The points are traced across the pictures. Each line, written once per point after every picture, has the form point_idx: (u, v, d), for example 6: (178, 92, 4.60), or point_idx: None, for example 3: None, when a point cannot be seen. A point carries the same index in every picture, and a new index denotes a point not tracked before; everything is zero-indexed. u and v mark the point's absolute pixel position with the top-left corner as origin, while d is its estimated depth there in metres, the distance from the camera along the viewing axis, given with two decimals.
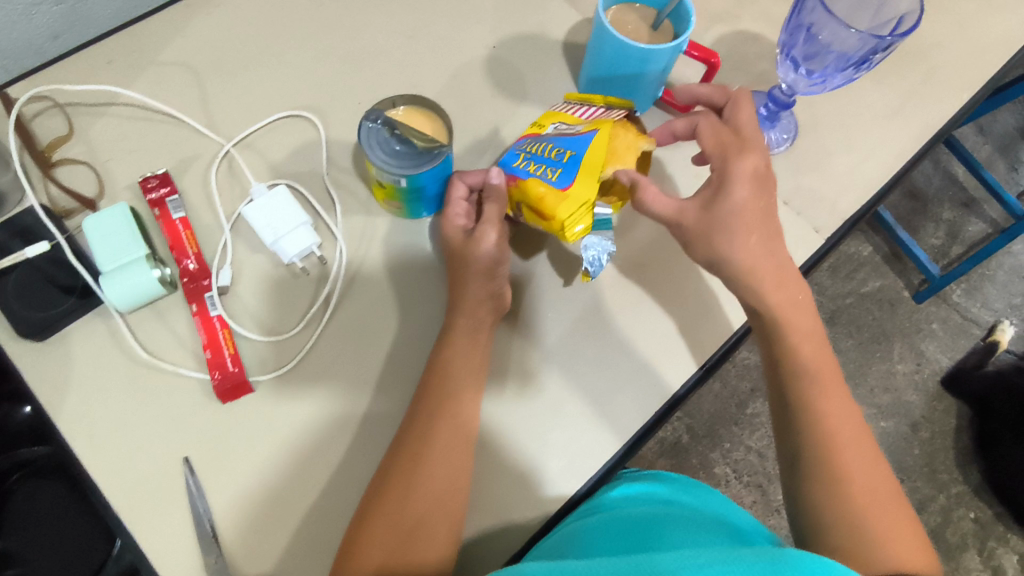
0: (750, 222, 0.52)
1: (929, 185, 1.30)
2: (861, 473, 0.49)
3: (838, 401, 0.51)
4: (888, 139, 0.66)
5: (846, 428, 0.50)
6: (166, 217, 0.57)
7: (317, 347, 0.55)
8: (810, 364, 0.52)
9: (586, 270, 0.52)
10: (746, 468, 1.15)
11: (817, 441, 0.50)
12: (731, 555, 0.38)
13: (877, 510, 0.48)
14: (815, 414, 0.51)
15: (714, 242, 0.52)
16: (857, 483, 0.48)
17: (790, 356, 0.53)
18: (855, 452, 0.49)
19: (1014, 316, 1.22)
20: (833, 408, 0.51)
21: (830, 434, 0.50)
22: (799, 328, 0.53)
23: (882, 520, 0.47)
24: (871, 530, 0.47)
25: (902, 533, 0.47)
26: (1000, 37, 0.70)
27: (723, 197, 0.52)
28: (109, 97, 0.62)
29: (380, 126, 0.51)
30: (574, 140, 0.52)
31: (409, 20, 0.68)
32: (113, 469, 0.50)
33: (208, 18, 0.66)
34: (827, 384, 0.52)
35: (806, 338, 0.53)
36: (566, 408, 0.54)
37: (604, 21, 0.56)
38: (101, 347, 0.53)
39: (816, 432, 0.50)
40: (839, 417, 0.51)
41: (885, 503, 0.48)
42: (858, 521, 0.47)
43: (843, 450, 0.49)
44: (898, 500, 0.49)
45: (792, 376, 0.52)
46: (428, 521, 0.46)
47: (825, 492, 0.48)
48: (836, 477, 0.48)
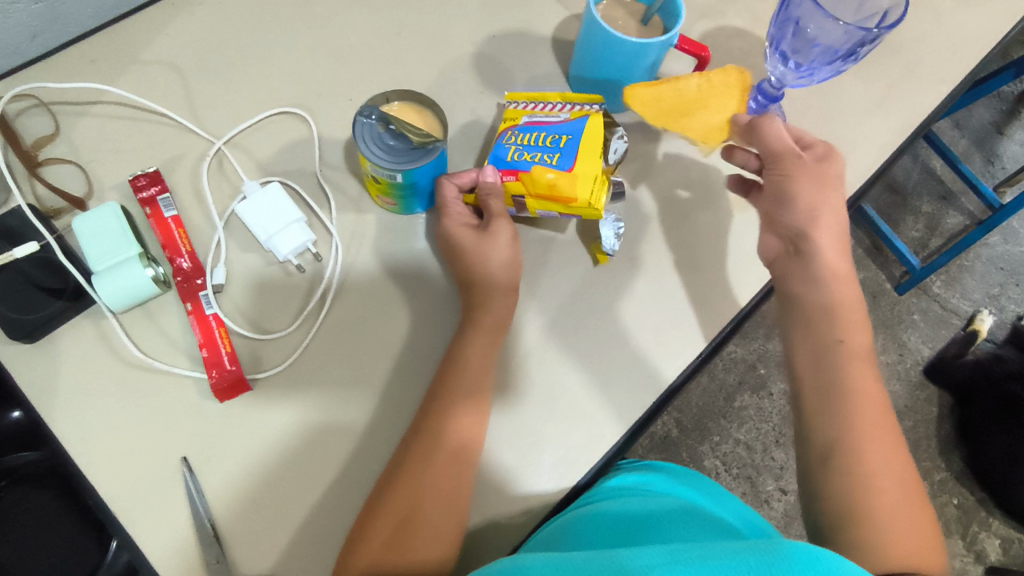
0: (834, 188, 0.56)
1: (908, 179, 1.33)
2: (889, 471, 0.49)
3: (877, 397, 0.52)
4: (870, 133, 0.67)
5: (880, 424, 0.51)
6: (158, 215, 0.56)
7: (314, 344, 0.54)
8: (849, 357, 0.53)
9: (605, 250, 0.58)
10: (734, 460, 1.17)
11: (849, 434, 0.50)
12: (730, 555, 0.38)
13: (898, 505, 0.48)
14: (848, 404, 0.51)
15: (811, 201, 0.56)
16: (882, 480, 0.49)
17: (834, 346, 0.54)
18: (885, 444, 0.50)
19: (992, 306, 1.25)
20: (870, 403, 0.52)
21: (862, 428, 0.50)
22: (845, 315, 0.55)
23: (902, 519, 0.48)
24: (889, 529, 0.47)
25: (919, 536, 0.47)
26: (975, 32, 0.72)
27: (829, 161, 0.57)
28: (95, 96, 0.61)
29: (374, 122, 0.51)
30: (567, 127, 0.54)
31: (396, 17, 0.68)
32: (107, 472, 0.49)
33: (192, 16, 0.66)
34: (864, 375, 0.53)
35: (847, 329, 0.55)
36: (563, 402, 0.54)
37: (593, 16, 0.56)
38: (93, 348, 0.53)
39: (851, 421, 0.51)
40: (876, 412, 0.51)
41: (905, 503, 0.48)
42: (879, 519, 0.47)
43: (872, 441, 0.50)
44: (921, 503, 0.49)
45: (833, 367, 0.53)
46: (431, 515, 0.47)
47: (850, 485, 0.49)
48: (865, 467, 0.49)
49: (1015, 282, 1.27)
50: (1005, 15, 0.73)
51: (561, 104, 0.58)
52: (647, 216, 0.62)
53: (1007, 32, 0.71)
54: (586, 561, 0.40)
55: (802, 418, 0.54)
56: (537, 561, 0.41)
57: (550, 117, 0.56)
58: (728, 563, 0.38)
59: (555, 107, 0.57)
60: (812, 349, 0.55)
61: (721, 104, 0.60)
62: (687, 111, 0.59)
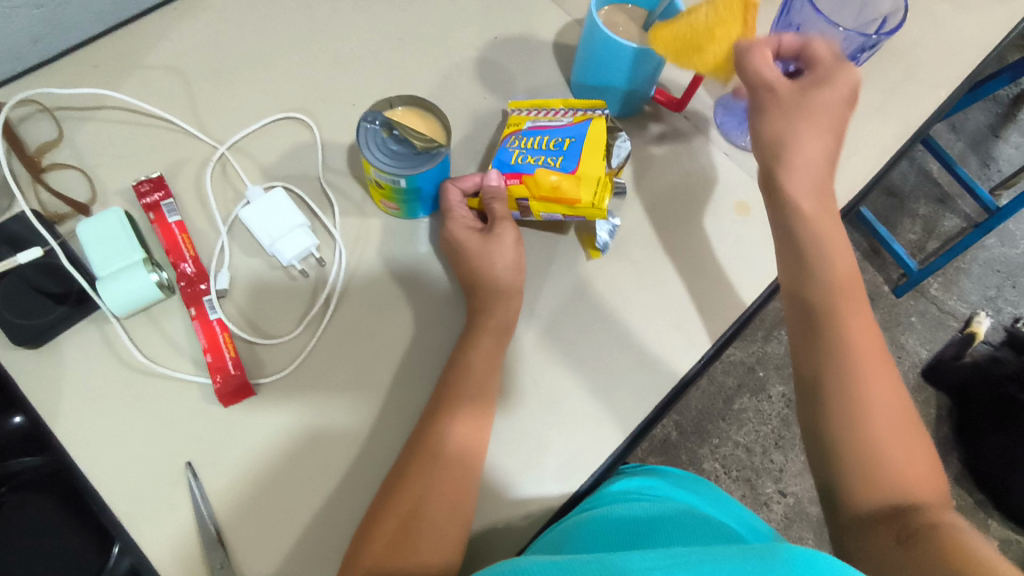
0: (820, 115, 0.54)
1: (905, 182, 1.33)
2: (889, 412, 0.48)
3: (871, 338, 0.51)
4: (869, 136, 0.67)
5: (875, 364, 0.50)
6: (161, 220, 0.56)
7: (317, 349, 0.55)
8: (840, 300, 0.52)
9: (597, 245, 0.59)
10: (733, 462, 1.17)
11: (847, 378, 0.49)
12: (729, 559, 0.38)
13: (890, 428, 0.48)
14: (844, 349, 0.50)
15: (814, 179, 0.54)
16: (877, 408, 0.48)
17: (826, 292, 0.52)
18: (876, 369, 0.50)
19: (989, 308, 1.26)
20: (863, 345, 0.51)
21: (853, 353, 0.50)
22: (834, 260, 0.54)
23: (897, 446, 0.47)
24: (892, 469, 0.47)
25: (922, 471, 0.47)
26: (972, 36, 0.72)
27: (825, 87, 0.54)
28: (98, 102, 0.61)
29: (378, 127, 0.51)
30: (570, 130, 0.54)
31: (398, 22, 0.69)
32: (111, 477, 0.49)
33: (195, 22, 0.66)
34: (858, 315, 0.52)
35: (838, 273, 0.53)
36: (566, 406, 0.55)
37: (595, 21, 0.57)
38: (97, 353, 0.53)
39: (842, 348, 0.50)
40: (871, 354, 0.50)
41: (907, 443, 0.48)
42: (882, 459, 0.47)
43: (864, 367, 0.49)
44: (922, 441, 0.49)
45: (828, 317, 0.52)
46: (436, 518, 0.47)
47: (851, 431, 0.48)
48: (857, 392, 0.49)
49: (1012, 284, 1.27)
50: (1001, 20, 0.73)
51: (562, 111, 0.58)
52: (649, 219, 0.62)
53: (1004, 36, 0.72)
54: (587, 563, 0.40)
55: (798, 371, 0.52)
56: (534, 562, 0.41)
57: (553, 122, 0.56)
58: (726, 567, 0.38)
59: (559, 113, 0.58)
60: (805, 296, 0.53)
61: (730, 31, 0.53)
62: (698, 48, 0.53)
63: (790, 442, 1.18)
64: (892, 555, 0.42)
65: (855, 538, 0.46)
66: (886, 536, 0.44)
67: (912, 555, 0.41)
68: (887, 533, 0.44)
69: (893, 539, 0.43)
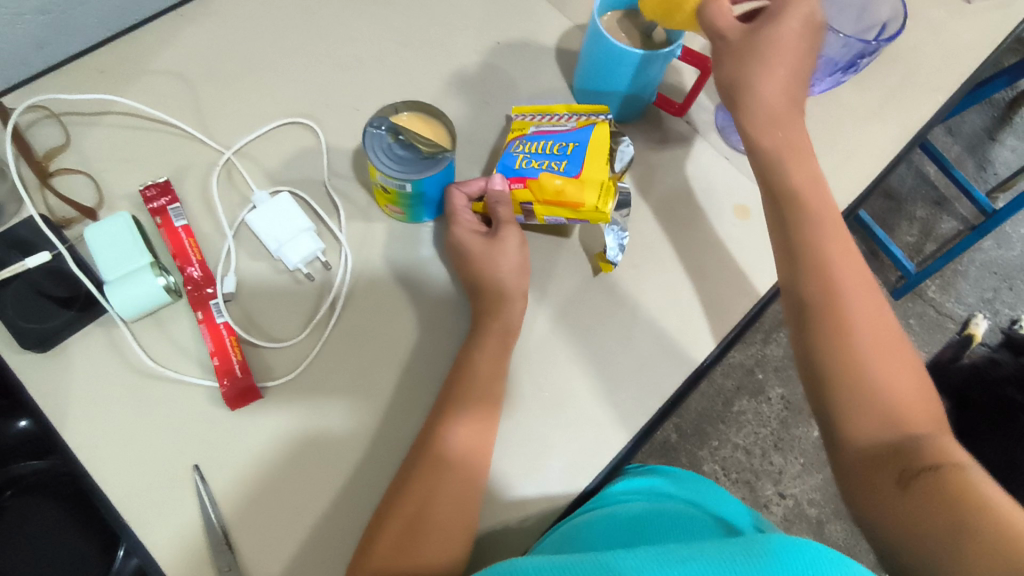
0: (786, 55, 0.52)
1: (902, 185, 1.34)
2: (886, 357, 0.49)
3: (861, 287, 0.51)
4: (869, 140, 0.68)
5: (869, 312, 0.50)
6: (168, 225, 0.57)
7: (323, 353, 0.55)
8: (831, 251, 0.52)
9: (608, 259, 0.58)
10: (733, 464, 1.18)
11: (836, 313, 0.50)
12: (722, 555, 0.39)
13: (881, 355, 0.49)
14: (838, 300, 0.50)
15: (815, 179, 0.55)
16: (866, 336, 0.49)
17: (816, 244, 0.52)
18: (862, 299, 0.51)
19: (986, 310, 1.27)
20: (856, 294, 0.51)
21: (840, 284, 0.51)
22: (822, 214, 0.53)
23: (890, 371, 0.48)
24: (889, 402, 0.47)
25: (922, 410, 0.47)
26: (969, 41, 0.73)
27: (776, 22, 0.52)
28: (104, 107, 0.62)
29: (384, 133, 0.52)
30: (574, 135, 0.55)
31: (401, 28, 0.69)
32: (119, 480, 0.50)
33: (200, 27, 0.66)
34: (844, 249, 0.53)
35: (826, 225, 0.53)
36: (570, 408, 0.55)
37: (598, 27, 0.57)
38: (105, 357, 0.53)
39: (829, 281, 0.51)
40: (864, 302, 0.50)
41: (906, 383, 0.48)
42: (883, 403, 0.47)
43: (850, 297, 0.50)
44: (920, 380, 0.49)
45: (820, 269, 0.51)
46: (441, 519, 0.47)
47: (850, 379, 0.48)
48: (846, 322, 0.49)
49: (1008, 287, 1.28)
50: (997, 25, 0.74)
51: (568, 115, 0.59)
52: (651, 223, 0.63)
53: (1000, 41, 0.73)
54: (582, 562, 0.40)
55: (794, 322, 0.52)
56: (530, 562, 0.42)
57: (556, 127, 0.57)
58: (718, 564, 0.38)
59: (563, 118, 0.58)
60: (795, 250, 0.53)
61: None
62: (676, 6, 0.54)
63: (789, 444, 1.19)
64: (897, 500, 0.43)
65: (857, 483, 0.46)
66: (889, 479, 0.44)
67: (916, 499, 0.42)
68: (890, 477, 0.44)
69: (895, 480, 0.44)
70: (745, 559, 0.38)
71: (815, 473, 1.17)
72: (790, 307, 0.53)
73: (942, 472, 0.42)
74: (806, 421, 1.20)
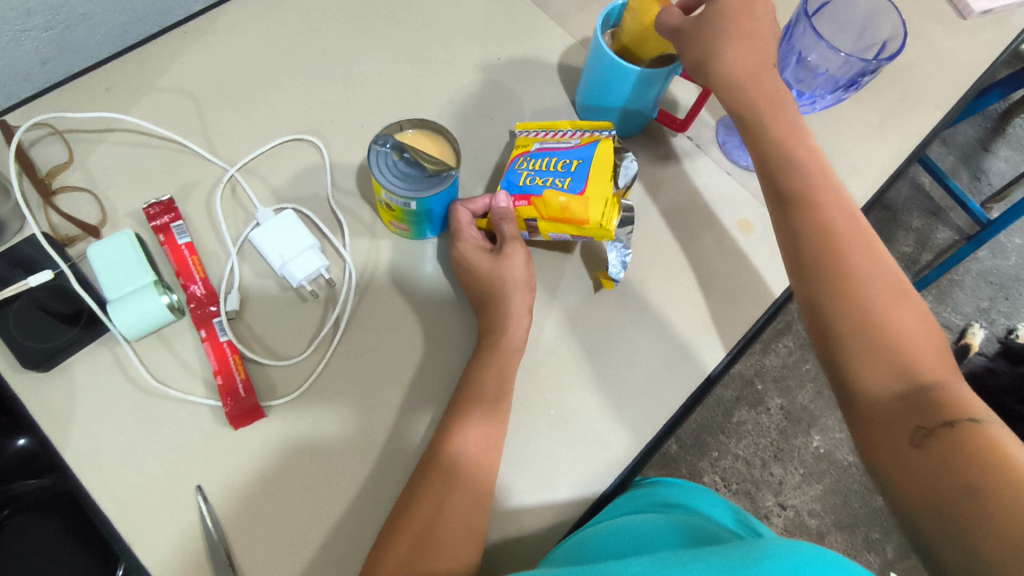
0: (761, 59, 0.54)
1: (898, 197, 1.36)
2: (894, 314, 0.48)
3: (863, 247, 0.51)
4: (869, 155, 0.69)
5: (874, 272, 0.50)
6: (171, 242, 0.56)
7: (327, 370, 0.55)
8: (830, 214, 0.52)
9: (611, 276, 0.59)
10: (733, 476, 1.17)
11: (834, 263, 0.50)
12: (718, 560, 0.37)
13: (886, 303, 0.48)
14: (840, 263, 0.50)
15: (823, 181, 0.54)
16: (868, 285, 0.49)
17: (814, 209, 0.52)
18: (860, 248, 0.51)
19: (983, 320, 1.27)
20: (858, 255, 0.50)
21: (836, 235, 0.51)
22: (818, 182, 0.53)
23: (896, 319, 0.47)
24: (897, 349, 0.46)
25: (938, 364, 0.46)
26: (966, 57, 0.74)
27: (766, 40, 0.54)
28: (108, 124, 0.62)
29: (389, 150, 0.52)
30: (578, 152, 0.55)
31: (406, 45, 0.69)
32: (121, 501, 0.49)
33: (205, 44, 0.67)
34: (840, 204, 0.53)
35: (823, 191, 0.53)
36: (575, 425, 0.55)
37: (601, 44, 0.57)
38: (108, 376, 0.53)
39: (824, 233, 0.51)
40: (867, 262, 0.50)
41: (920, 339, 0.47)
42: (894, 359, 0.46)
43: (848, 247, 0.51)
44: (934, 335, 0.48)
45: (820, 234, 0.51)
46: (448, 537, 0.46)
47: (856, 336, 0.47)
48: (845, 271, 0.50)
49: (1004, 296, 1.29)
50: (994, 41, 0.75)
51: (571, 132, 0.59)
52: (655, 239, 0.63)
53: (996, 57, 0.74)
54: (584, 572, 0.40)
55: (801, 288, 0.52)
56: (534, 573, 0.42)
57: (560, 144, 0.57)
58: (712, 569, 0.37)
59: (567, 135, 0.58)
60: (795, 218, 0.53)
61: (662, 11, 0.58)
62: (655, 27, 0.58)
63: (789, 455, 1.19)
64: (911, 457, 0.41)
65: (872, 445, 0.45)
66: (903, 436, 0.43)
67: (930, 456, 0.40)
68: (903, 433, 0.43)
69: (907, 437, 0.42)
70: (737, 562, 0.37)
71: (814, 484, 1.17)
72: (791, 264, 0.53)
73: (957, 426, 0.40)
74: (805, 432, 1.20)
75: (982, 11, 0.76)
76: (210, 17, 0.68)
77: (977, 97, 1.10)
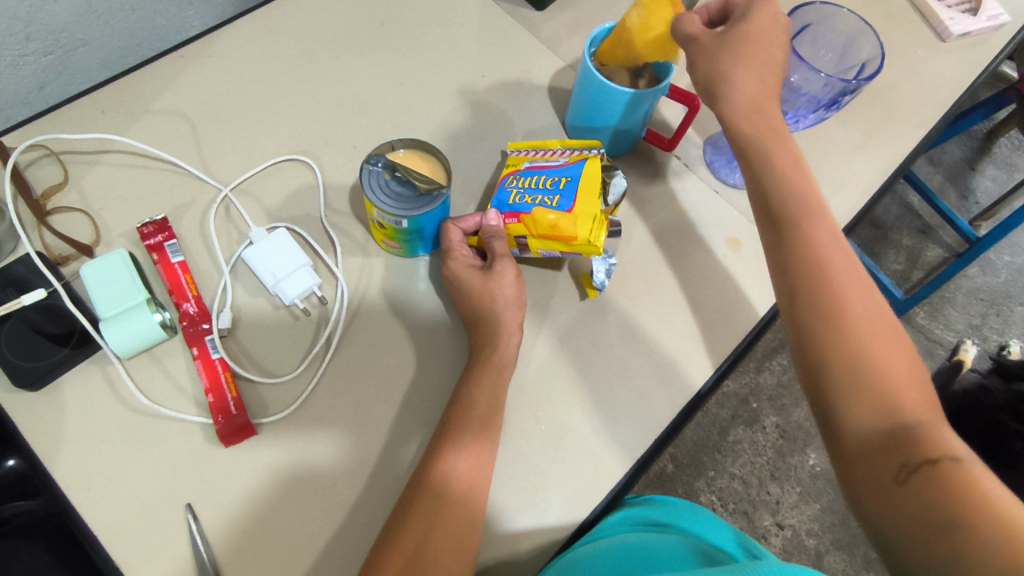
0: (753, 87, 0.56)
1: (888, 215, 1.38)
2: (882, 346, 0.48)
3: (852, 279, 0.51)
4: (855, 173, 0.70)
5: (862, 304, 0.50)
6: (165, 261, 0.57)
7: (319, 387, 0.55)
8: (818, 243, 0.52)
9: (597, 288, 0.59)
10: (731, 495, 1.17)
11: (824, 292, 0.50)
12: None
13: (873, 336, 0.48)
14: (833, 289, 0.50)
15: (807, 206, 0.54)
16: (856, 317, 0.49)
17: (802, 238, 0.53)
18: (849, 280, 0.51)
19: (974, 336, 1.28)
20: (846, 286, 0.50)
21: (826, 265, 0.51)
22: (807, 210, 0.54)
23: (883, 353, 0.47)
24: (884, 385, 0.46)
25: (921, 401, 0.46)
26: (948, 77, 0.76)
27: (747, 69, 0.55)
28: (104, 145, 0.63)
29: (381, 169, 0.53)
30: (566, 170, 0.56)
31: (399, 68, 0.71)
32: (108, 522, 0.49)
33: (202, 68, 0.68)
34: (826, 234, 0.53)
35: (814, 219, 0.53)
36: (567, 439, 0.55)
37: (589, 66, 0.59)
38: (98, 395, 0.53)
39: (813, 263, 0.51)
40: (856, 290, 0.50)
41: (904, 372, 0.47)
42: (880, 393, 0.46)
43: (837, 278, 0.51)
44: (916, 369, 0.48)
45: (810, 263, 0.51)
46: (439, 556, 0.46)
47: (844, 368, 0.47)
48: (835, 302, 0.49)
49: (995, 313, 1.30)
50: (973, 63, 0.77)
51: (562, 151, 0.60)
52: (644, 255, 0.64)
53: (975, 77, 0.76)
54: None
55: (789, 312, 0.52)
56: None
57: (549, 163, 0.58)
58: None
59: (558, 153, 0.59)
60: (785, 245, 0.53)
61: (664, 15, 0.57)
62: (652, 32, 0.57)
63: (785, 474, 1.18)
64: (896, 494, 0.41)
65: (854, 479, 0.45)
66: (888, 471, 0.43)
67: (915, 495, 0.40)
68: (888, 470, 0.43)
69: (894, 473, 0.42)
70: None
71: (812, 503, 1.16)
72: (782, 291, 0.53)
73: (940, 465, 0.41)
74: (802, 450, 1.20)
75: (961, 34, 0.78)
76: (207, 41, 0.69)
77: (956, 119, 1.13)
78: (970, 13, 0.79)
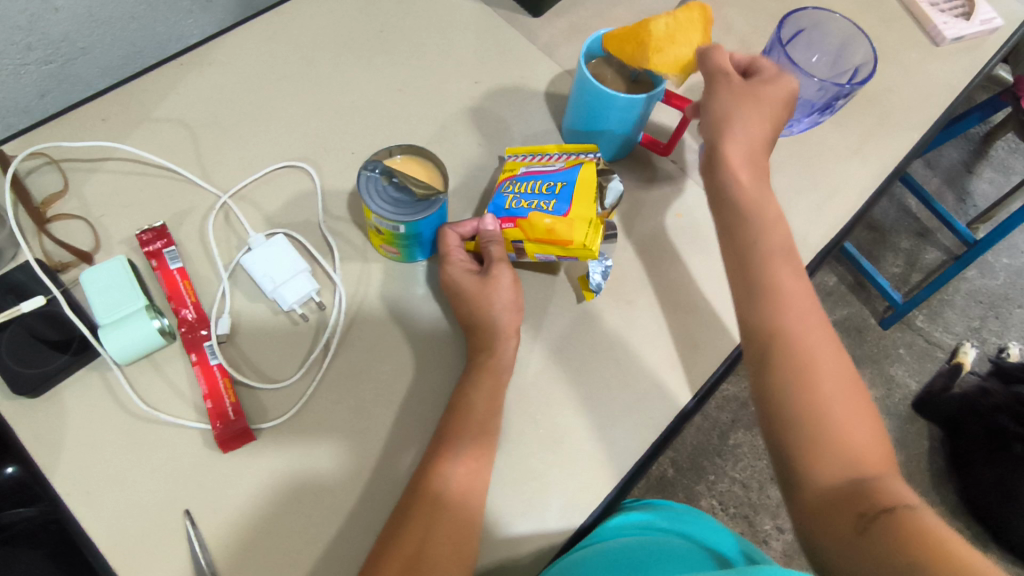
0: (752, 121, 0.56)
1: (886, 218, 1.38)
2: (839, 394, 0.48)
3: (812, 325, 0.51)
4: (850, 176, 0.70)
5: (821, 351, 0.50)
6: (164, 268, 0.57)
7: (317, 391, 0.55)
8: (783, 284, 0.53)
9: (591, 288, 0.60)
10: (731, 499, 1.17)
11: (786, 338, 0.50)
12: None
13: (830, 384, 0.48)
14: (795, 336, 0.50)
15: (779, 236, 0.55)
16: (814, 363, 0.49)
17: (768, 279, 0.53)
18: (810, 326, 0.51)
19: (974, 338, 1.28)
20: (806, 332, 0.51)
21: (788, 309, 0.52)
22: (774, 251, 0.54)
23: (838, 400, 0.48)
24: (840, 434, 0.46)
25: (874, 453, 0.46)
26: (942, 81, 0.77)
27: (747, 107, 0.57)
28: (104, 153, 0.63)
29: (378, 175, 0.53)
30: (562, 175, 0.56)
31: (397, 75, 0.71)
32: (108, 527, 0.49)
33: (202, 75, 0.68)
34: (791, 277, 0.53)
35: (781, 259, 0.54)
36: (566, 443, 0.55)
37: (584, 73, 0.59)
38: (98, 400, 0.53)
39: (777, 307, 0.52)
40: (819, 341, 0.51)
41: (861, 423, 0.47)
42: (836, 443, 0.46)
43: (798, 325, 0.51)
44: (871, 419, 0.48)
45: (774, 306, 0.52)
46: (438, 560, 0.46)
47: (804, 415, 0.47)
48: (796, 348, 0.50)
49: (994, 315, 1.30)
50: (967, 66, 0.77)
51: (558, 156, 0.60)
52: (642, 259, 0.64)
53: (970, 81, 0.76)
54: None
55: (751, 360, 0.52)
56: None
57: (545, 168, 0.58)
58: None
59: (554, 158, 0.60)
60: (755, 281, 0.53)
61: (688, 37, 0.57)
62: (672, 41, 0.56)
63: None
64: (855, 544, 0.41)
65: (814, 527, 0.44)
66: (845, 521, 0.42)
67: (873, 543, 0.40)
68: (847, 520, 0.42)
69: (852, 522, 0.42)
70: None
71: None
72: (746, 333, 0.53)
73: (895, 514, 0.41)
74: None
75: (955, 38, 0.79)
76: (207, 48, 0.70)
77: (952, 122, 1.13)
78: (963, 18, 0.80)
